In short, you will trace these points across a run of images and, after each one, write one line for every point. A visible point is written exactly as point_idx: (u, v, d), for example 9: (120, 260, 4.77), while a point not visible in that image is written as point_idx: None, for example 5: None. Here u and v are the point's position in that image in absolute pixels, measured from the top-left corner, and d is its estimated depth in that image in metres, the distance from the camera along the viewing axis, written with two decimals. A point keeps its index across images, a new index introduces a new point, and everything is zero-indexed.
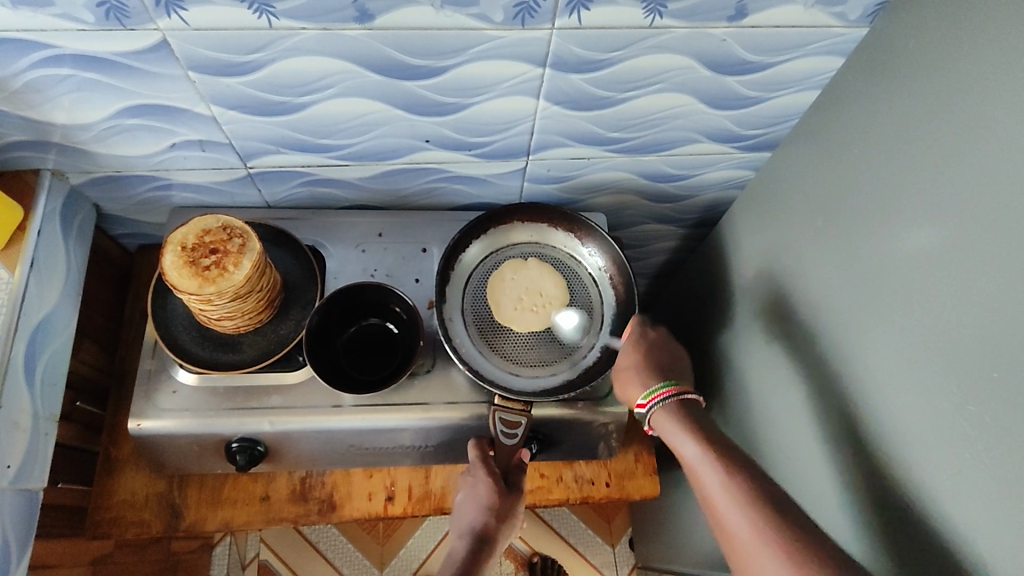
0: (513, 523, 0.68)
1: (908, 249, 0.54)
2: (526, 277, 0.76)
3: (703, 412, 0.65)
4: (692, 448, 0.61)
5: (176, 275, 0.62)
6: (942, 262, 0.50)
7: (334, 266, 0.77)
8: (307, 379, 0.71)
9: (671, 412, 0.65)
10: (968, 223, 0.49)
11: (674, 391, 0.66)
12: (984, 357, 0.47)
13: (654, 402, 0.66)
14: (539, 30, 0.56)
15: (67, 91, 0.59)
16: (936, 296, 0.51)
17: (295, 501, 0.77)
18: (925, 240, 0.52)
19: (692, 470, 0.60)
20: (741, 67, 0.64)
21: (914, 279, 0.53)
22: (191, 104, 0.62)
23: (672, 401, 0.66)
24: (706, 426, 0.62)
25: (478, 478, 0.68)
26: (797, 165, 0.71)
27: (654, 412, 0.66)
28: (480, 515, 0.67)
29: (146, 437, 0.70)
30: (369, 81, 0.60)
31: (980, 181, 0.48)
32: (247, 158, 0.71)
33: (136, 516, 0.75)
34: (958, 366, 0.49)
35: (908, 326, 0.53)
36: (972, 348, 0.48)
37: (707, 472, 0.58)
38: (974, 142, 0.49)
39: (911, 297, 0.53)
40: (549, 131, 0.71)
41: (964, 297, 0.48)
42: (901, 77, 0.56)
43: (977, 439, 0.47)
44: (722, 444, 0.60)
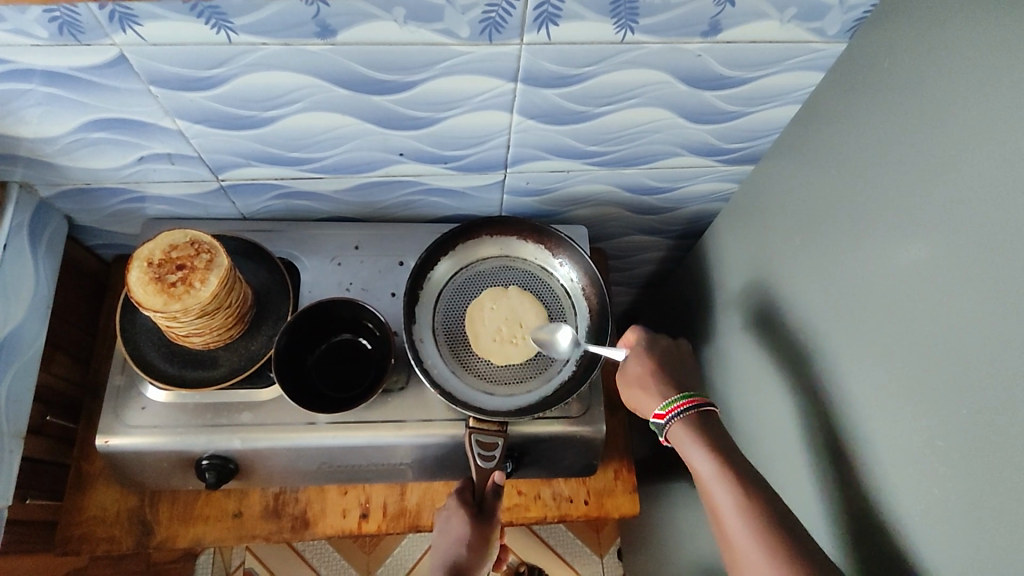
0: (488, 557, 0.64)
1: (888, 272, 0.53)
2: (506, 306, 0.74)
3: (720, 426, 0.62)
4: (706, 464, 0.58)
5: (141, 291, 0.61)
6: (922, 288, 0.49)
7: (309, 280, 0.76)
8: (278, 396, 0.70)
9: (691, 421, 0.62)
10: (948, 249, 0.47)
11: (694, 403, 0.63)
12: (961, 387, 0.45)
13: (673, 413, 0.63)
14: (508, 45, 0.55)
15: (28, 106, 0.58)
16: (917, 321, 0.49)
17: (269, 517, 0.76)
18: (905, 264, 0.51)
19: (703, 487, 0.58)
20: (719, 82, 0.63)
21: (895, 302, 0.52)
22: (156, 119, 0.60)
23: (693, 412, 0.63)
24: (722, 441, 0.60)
25: (454, 511, 0.64)
26: (778, 181, 0.70)
27: (671, 426, 0.63)
28: (453, 547, 0.62)
29: (114, 454, 0.69)
30: (336, 95, 0.59)
31: (960, 205, 0.46)
32: (219, 171, 0.70)
33: (107, 532, 0.74)
34: (937, 398, 0.47)
35: (888, 350, 0.52)
36: (949, 378, 0.46)
37: (716, 488, 0.56)
38: (953, 165, 0.47)
39: (891, 322, 0.52)
40: (525, 145, 0.70)
41: (943, 325, 0.47)
42: (881, 95, 0.55)
43: (956, 472, 0.46)
44: (735, 460, 0.58)
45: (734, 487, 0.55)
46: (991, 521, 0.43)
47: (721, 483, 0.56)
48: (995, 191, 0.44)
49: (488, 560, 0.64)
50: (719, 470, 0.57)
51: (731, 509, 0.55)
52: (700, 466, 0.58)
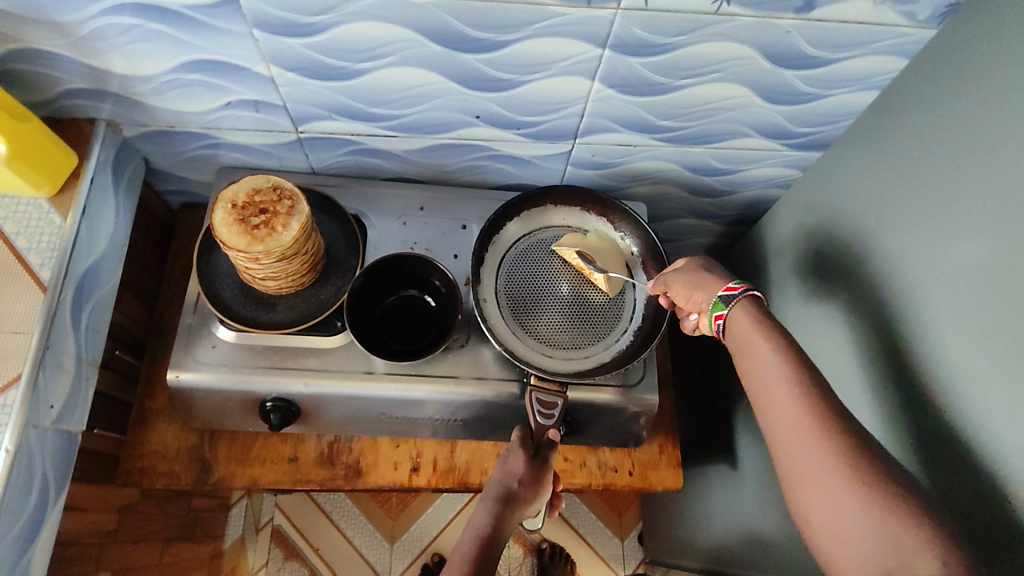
0: (539, 499, 0.62)
1: (954, 255, 0.53)
2: (587, 248, 0.74)
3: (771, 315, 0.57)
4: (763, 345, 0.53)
5: (225, 230, 0.63)
6: (993, 269, 0.50)
7: (375, 236, 0.78)
8: (343, 345, 0.72)
9: (753, 309, 0.57)
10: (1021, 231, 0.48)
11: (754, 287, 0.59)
12: (1019, 370, 0.46)
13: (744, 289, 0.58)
14: (604, 9, 0.56)
15: (131, 42, 0.60)
16: (982, 305, 0.50)
17: (323, 464, 0.78)
18: (976, 245, 0.52)
19: (756, 368, 0.53)
20: (803, 61, 0.63)
21: (958, 286, 0.53)
22: (251, 63, 0.62)
23: (745, 300, 0.58)
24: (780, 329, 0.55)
25: (512, 450, 0.64)
26: (846, 166, 0.71)
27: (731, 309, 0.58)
28: (506, 479, 0.61)
29: (184, 389, 0.71)
30: (427, 50, 0.61)
31: None
32: (298, 122, 0.72)
33: (167, 467, 0.76)
34: (998, 377, 0.48)
35: (949, 333, 0.53)
36: (1013, 362, 0.47)
37: (770, 368, 0.52)
38: None
39: (953, 303, 0.53)
40: (600, 114, 0.71)
41: (1012, 305, 0.48)
42: (962, 81, 0.55)
43: (1005, 450, 0.47)
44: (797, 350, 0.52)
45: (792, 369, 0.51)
46: None
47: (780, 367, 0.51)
48: None
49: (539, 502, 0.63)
50: (780, 356, 0.52)
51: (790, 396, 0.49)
52: (758, 352, 0.53)
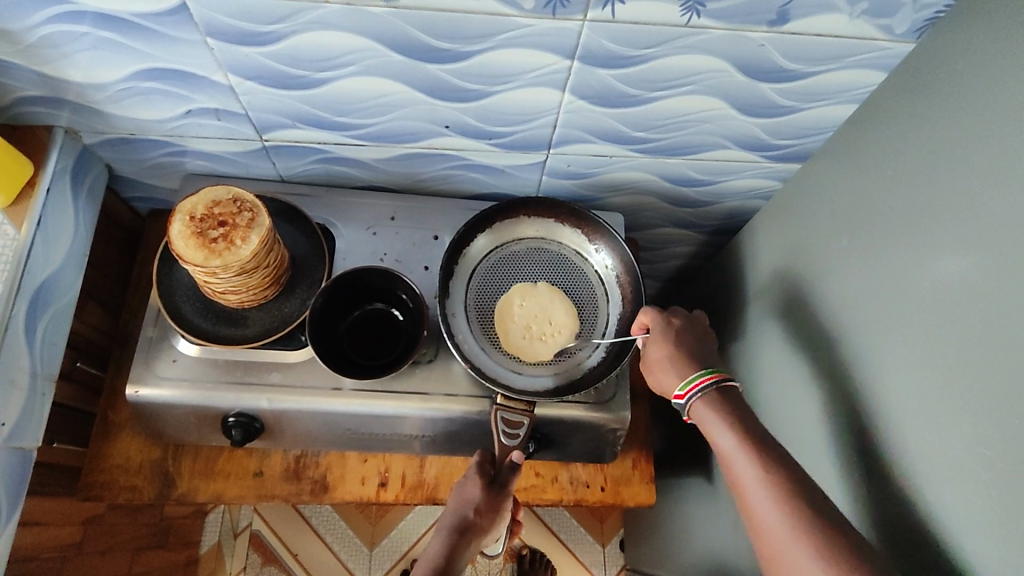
0: (497, 525, 0.64)
1: (927, 276, 0.52)
2: (535, 304, 0.73)
3: (742, 402, 0.61)
4: (728, 439, 0.58)
5: (182, 244, 0.61)
6: (961, 293, 0.49)
7: (343, 246, 0.76)
8: (307, 359, 0.70)
9: (713, 399, 0.61)
10: (992, 256, 0.47)
11: (716, 378, 0.62)
12: (991, 399, 0.46)
13: (692, 393, 0.62)
14: (570, 21, 0.54)
15: (82, 50, 0.58)
16: (950, 330, 0.50)
17: (288, 479, 0.77)
18: (946, 267, 0.51)
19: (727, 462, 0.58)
20: (778, 74, 0.62)
21: (928, 310, 0.52)
22: (208, 72, 0.60)
23: (714, 389, 0.62)
24: (747, 420, 0.59)
25: (468, 476, 0.65)
26: (824, 178, 0.69)
27: (692, 404, 0.62)
28: (463, 507, 0.63)
29: (143, 404, 0.69)
30: (390, 60, 0.59)
31: (1007, 215, 0.46)
32: (263, 131, 0.70)
33: (129, 481, 0.75)
34: (970, 405, 0.47)
35: (921, 355, 0.52)
36: (992, 394, 0.46)
37: (741, 464, 0.56)
38: (1005, 178, 0.47)
39: (925, 325, 0.52)
40: (572, 126, 0.69)
41: (980, 332, 0.47)
42: (939, 97, 0.54)
43: (977, 479, 0.46)
44: (761, 439, 0.57)
45: (756, 462, 0.55)
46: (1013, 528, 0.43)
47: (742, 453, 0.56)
48: None
49: (499, 526, 0.64)
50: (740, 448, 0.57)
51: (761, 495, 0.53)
52: (721, 440, 0.58)
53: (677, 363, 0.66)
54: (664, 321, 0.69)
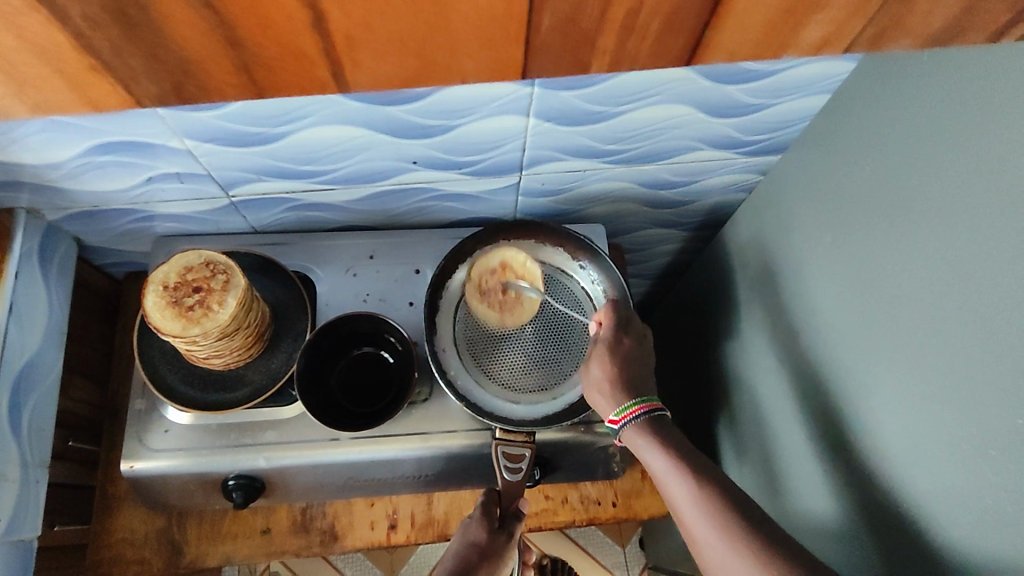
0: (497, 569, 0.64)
1: (903, 266, 0.52)
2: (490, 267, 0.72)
3: (671, 426, 0.63)
4: (660, 460, 0.59)
5: (157, 315, 0.60)
6: (938, 281, 0.48)
7: (325, 292, 0.75)
8: (300, 414, 0.69)
9: (645, 424, 0.62)
10: (967, 240, 0.46)
11: (647, 408, 0.63)
12: (976, 391, 0.44)
13: (627, 419, 0.63)
14: None
15: (33, 134, 0.56)
16: (930, 322, 0.49)
17: (297, 532, 0.76)
18: (920, 256, 0.50)
19: (661, 484, 0.59)
20: (742, 76, 0.60)
21: (907, 301, 0.51)
22: (164, 139, 0.59)
23: (646, 417, 0.63)
24: (677, 439, 0.61)
25: (475, 518, 0.66)
26: (798, 171, 0.68)
27: (626, 430, 0.63)
28: (467, 551, 0.64)
29: (140, 478, 0.68)
30: (346, 108, 0.57)
31: (980, 200, 0.45)
32: (228, 187, 0.68)
33: (136, 554, 0.74)
34: (953, 398, 0.46)
35: (901, 347, 0.51)
36: (975, 385, 0.45)
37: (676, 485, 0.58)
38: (973, 162, 0.46)
39: (904, 317, 0.51)
40: (541, 147, 0.68)
41: (959, 322, 0.46)
42: (904, 84, 0.53)
43: (970, 477, 0.45)
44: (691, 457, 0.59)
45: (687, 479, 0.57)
46: (1010, 525, 0.42)
47: (685, 486, 0.57)
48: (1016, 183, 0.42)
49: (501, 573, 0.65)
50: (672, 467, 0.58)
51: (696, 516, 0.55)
52: (654, 464, 0.60)
53: (617, 387, 0.64)
54: (614, 340, 0.67)
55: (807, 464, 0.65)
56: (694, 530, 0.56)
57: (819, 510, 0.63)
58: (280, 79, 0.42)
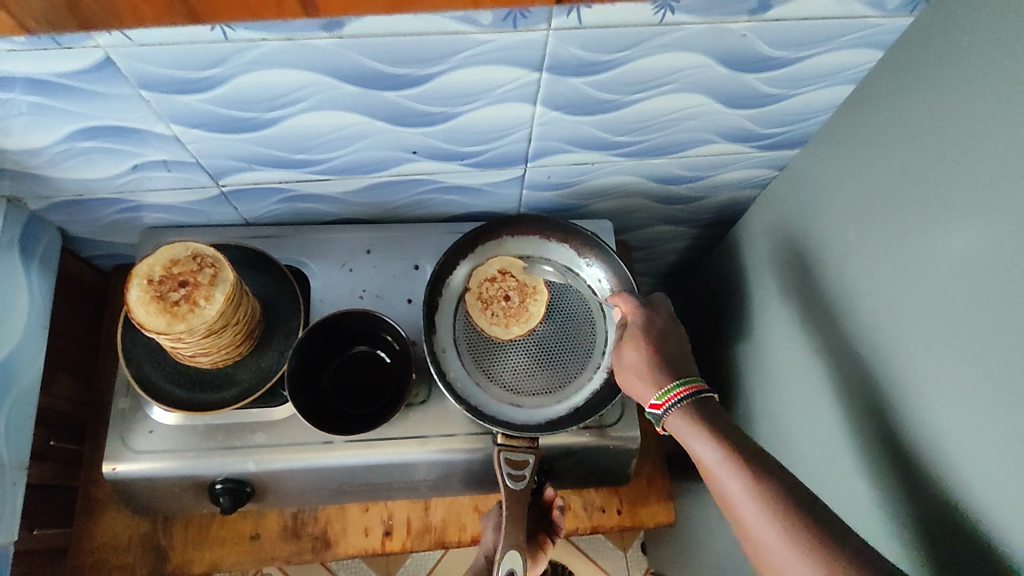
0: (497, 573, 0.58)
1: (936, 267, 0.48)
2: (485, 276, 0.70)
3: (720, 411, 0.56)
4: (710, 451, 0.53)
5: (141, 310, 0.57)
6: (978, 285, 0.45)
7: (319, 287, 0.72)
8: (292, 415, 0.66)
9: (687, 409, 0.56)
10: (1011, 240, 0.42)
11: (692, 389, 0.57)
12: (1022, 403, 0.41)
13: (671, 401, 0.57)
14: (533, 32, 0.49)
15: (9, 116, 0.53)
16: (968, 327, 0.45)
17: (288, 538, 0.73)
18: (957, 256, 0.46)
19: (712, 476, 0.52)
20: (763, 63, 0.57)
21: (941, 304, 0.48)
22: (149, 124, 0.56)
23: (692, 400, 0.57)
24: (726, 425, 0.54)
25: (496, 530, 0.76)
26: (818, 166, 0.65)
27: (670, 414, 0.57)
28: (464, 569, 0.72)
29: (123, 481, 0.65)
30: (342, 92, 0.54)
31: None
32: (218, 176, 0.65)
33: (119, 559, 0.70)
34: (994, 409, 0.43)
35: (933, 353, 0.48)
36: (1020, 396, 0.41)
37: (729, 477, 0.51)
38: (1019, 155, 0.42)
39: (937, 321, 0.48)
40: (548, 137, 0.64)
41: (1003, 327, 0.43)
42: (938, 72, 0.50)
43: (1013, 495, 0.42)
44: (746, 447, 0.52)
45: (741, 470, 0.50)
46: None
47: (740, 479, 0.50)
48: None
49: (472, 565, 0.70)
50: (723, 457, 0.52)
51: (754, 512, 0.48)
52: (703, 454, 0.53)
53: (654, 370, 0.60)
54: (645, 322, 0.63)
55: (826, 474, 0.61)
56: (753, 532, 0.48)
57: None
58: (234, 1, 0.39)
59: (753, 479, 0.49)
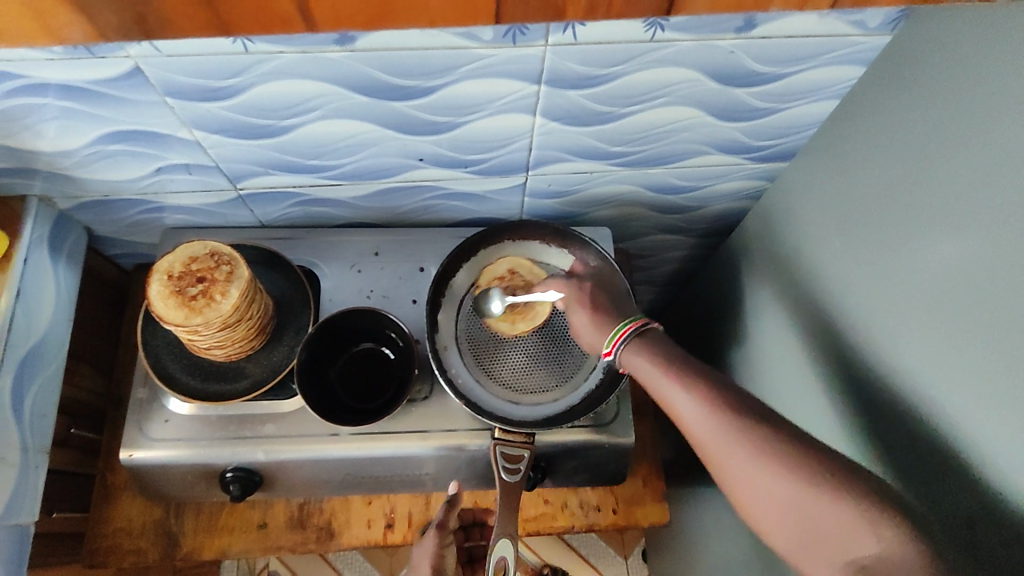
0: (496, 568, 0.60)
1: (917, 274, 0.50)
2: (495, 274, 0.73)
3: (663, 336, 0.59)
4: (648, 365, 0.56)
5: (161, 304, 0.60)
6: (960, 290, 0.47)
7: (329, 287, 0.75)
8: (301, 407, 0.69)
9: (632, 342, 0.59)
10: (989, 247, 0.45)
11: (636, 326, 0.60)
12: (997, 402, 0.43)
13: (620, 345, 0.60)
14: (532, 47, 0.53)
15: (45, 120, 0.57)
16: (945, 331, 0.47)
17: (293, 528, 0.76)
18: (937, 263, 0.49)
19: (652, 389, 0.56)
20: (751, 78, 0.60)
21: (920, 309, 0.50)
22: (174, 130, 0.60)
23: (637, 336, 0.59)
24: (662, 344, 0.58)
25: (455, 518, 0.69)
26: (807, 177, 0.67)
27: (621, 354, 0.60)
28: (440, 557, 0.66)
29: (139, 467, 0.68)
30: (354, 102, 0.57)
31: (1003, 208, 0.44)
32: (236, 180, 0.69)
33: (133, 544, 0.74)
34: (971, 409, 0.45)
35: (914, 356, 0.50)
36: (995, 397, 0.43)
37: (666, 385, 0.54)
38: (990, 168, 0.45)
39: (917, 326, 0.50)
40: (548, 147, 0.68)
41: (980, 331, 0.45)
42: (916, 88, 0.52)
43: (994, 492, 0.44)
44: (681, 358, 0.55)
45: (678, 378, 0.54)
46: None
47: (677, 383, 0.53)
48: None
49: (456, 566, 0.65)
50: (659, 366, 0.55)
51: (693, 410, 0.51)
52: (642, 369, 0.57)
53: (601, 321, 0.63)
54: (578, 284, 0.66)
55: None
56: (694, 432, 0.51)
57: None
58: (242, 16, 0.39)
59: (690, 384, 0.53)
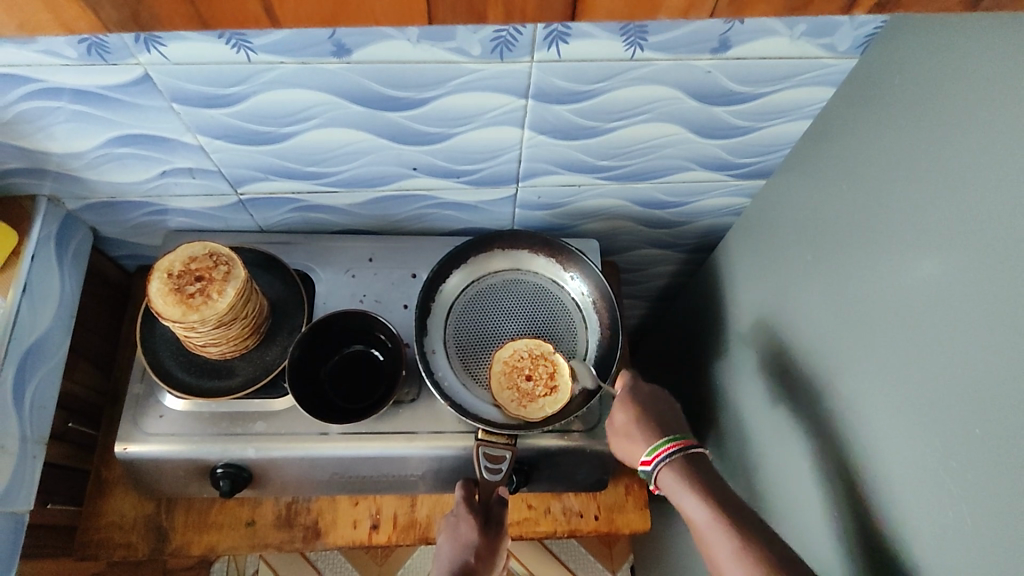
0: (495, 564, 0.67)
1: (886, 285, 0.52)
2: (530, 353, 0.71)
3: (710, 468, 0.64)
4: (700, 510, 0.60)
5: (160, 301, 0.63)
6: (926, 301, 0.48)
7: (323, 291, 0.77)
8: (291, 406, 0.71)
9: (679, 468, 0.64)
10: (950, 260, 0.46)
11: (680, 445, 0.66)
12: (958, 408, 0.45)
13: (660, 457, 0.65)
14: (518, 63, 0.56)
15: (58, 122, 0.60)
16: (912, 340, 0.49)
17: (281, 526, 0.77)
18: (905, 275, 0.50)
19: (699, 533, 0.60)
20: (729, 97, 0.63)
21: (889, 319, 0.52)
22: (178, 134, 0.63)
23: (679, 456, 0.65)
24: (712, 484, 0.62)
25: (460, 515, 0.68)
26: (785, 193, 0.70)
27: (660, 470, 0.65)
28: (464, 552, 0.66)
29: (133, 461, 0.70)
30: (350, 112, 0.61)
31: (964, 221, 0.46)
32: (237, 185, 0.72)
33: (124, 538, 0.75)
34: (935, 416, 0.47)
35: (883, 364, 0.52)
36: (958, 404, 0.45)
37: (713, 532, 0.58)
38: (952, 183, 0.47)
39: (887, 335, 0.52)
40: (537, 159, 0.70)
41: (942, 340, 0.46)
42: (885, 107, 0.55)
43: (956, 496, 0.45)
44: (730, 505, 0.59)
45: (726, 529, 0.58)
46: (994, 544, 0.42)
47: (721, 529, 0.58)
48: (997, 205, 0.43)
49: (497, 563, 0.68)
50: (709, 511, 0.59)
51: (731, 555, 0.56)
52: (693, 511, 0.61)
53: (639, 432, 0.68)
54: (634, 388, 0.72)
55: (792, 482, 0.65)
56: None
57: (805, 526, 0.62)
58: (220, 10, 0.40)
59: (736, 535, 0.57)
